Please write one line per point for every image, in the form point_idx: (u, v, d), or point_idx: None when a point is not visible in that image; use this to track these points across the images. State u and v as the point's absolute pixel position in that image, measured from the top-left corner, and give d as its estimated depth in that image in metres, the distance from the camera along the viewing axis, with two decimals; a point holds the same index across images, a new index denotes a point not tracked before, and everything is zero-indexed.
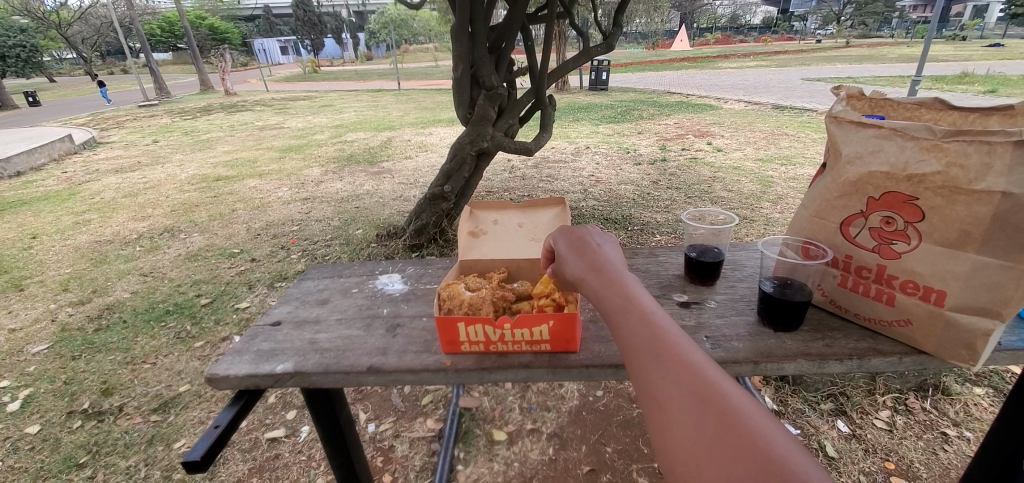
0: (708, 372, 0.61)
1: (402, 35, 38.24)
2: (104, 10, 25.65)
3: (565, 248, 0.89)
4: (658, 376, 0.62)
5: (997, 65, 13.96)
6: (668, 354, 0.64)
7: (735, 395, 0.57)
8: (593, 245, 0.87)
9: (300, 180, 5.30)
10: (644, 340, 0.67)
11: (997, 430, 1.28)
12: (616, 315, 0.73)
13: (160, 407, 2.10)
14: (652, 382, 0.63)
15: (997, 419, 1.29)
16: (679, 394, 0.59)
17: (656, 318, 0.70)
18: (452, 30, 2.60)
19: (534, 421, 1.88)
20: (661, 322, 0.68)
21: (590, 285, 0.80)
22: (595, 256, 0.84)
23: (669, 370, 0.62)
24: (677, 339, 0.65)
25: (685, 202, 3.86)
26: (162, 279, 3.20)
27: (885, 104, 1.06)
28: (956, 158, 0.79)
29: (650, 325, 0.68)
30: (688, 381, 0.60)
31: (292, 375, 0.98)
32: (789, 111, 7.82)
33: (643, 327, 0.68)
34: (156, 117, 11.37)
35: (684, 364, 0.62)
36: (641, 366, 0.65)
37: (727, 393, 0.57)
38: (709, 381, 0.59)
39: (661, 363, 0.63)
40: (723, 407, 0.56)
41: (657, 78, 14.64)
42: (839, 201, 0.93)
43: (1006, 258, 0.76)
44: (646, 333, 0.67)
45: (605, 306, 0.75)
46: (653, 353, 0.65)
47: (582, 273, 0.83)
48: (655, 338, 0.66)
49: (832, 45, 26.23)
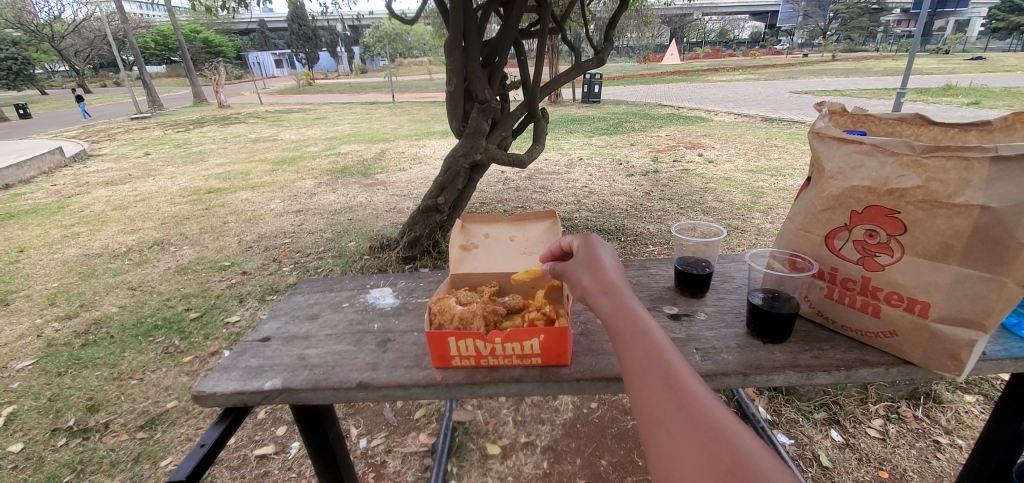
0: (705, 396, 0.61)
1: (397, 48, 38.58)
2: (97, 24, 25.73)
3: (577, 260, 0.90)
4: (657, 398, 0.63)
5: (981, 78, 14.29)
6: (669, 375, 0.65)
7: (731, 423, 0.57)
8: (604, 260, 0.87)
9: (293, 192, 5.29)
10: (647, 360, 0.68)
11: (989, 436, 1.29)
12: (621, 331, 0.74)
13: (147, 424, 2.05)
14: (651, 402, 0.64)
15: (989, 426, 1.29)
16: (678, 417, 0.60)
17: (660, 339, 0.70)
18: (445, 45, 2.64)
19: (528, 434, 1.86)
20: (664, 344, 0.69)
21: (597, 301, 0.81)
22: (604, 272, 0.84)
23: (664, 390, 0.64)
24: (678, 362, 0.66)
25: (677, 213, 3.89)
26: (150, 293, 3.15)
27: (866, 119, 1.09)
28: (936, 174, 0.81)
29: (652, 345, 0.69)
30: (686, 404, 0.61)
31: (280, 392, 0.97)
32: (777, 123, 7.94)
33: (649, 348, 0.69)
34: (148, 130, 11.31)
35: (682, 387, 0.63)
36: (641, 385, 0.66)
37: (721, 422, 0.57)
38: (708, 405, 0.59)
39: (661, 383, 0.64)
40: (717, 434, 0.56)
41: (648, 91, 14.87)
42: (823, 215, 0.95)
43: (986, 270, 0.78)
44: (648, 352, 0.68)
45: (610, 324, 0.76)
46: (653, 373, 0.66)
47: (590, 288, 0.84)
48: (657, 358, 0.67)
49: (820, 59, 26.83)
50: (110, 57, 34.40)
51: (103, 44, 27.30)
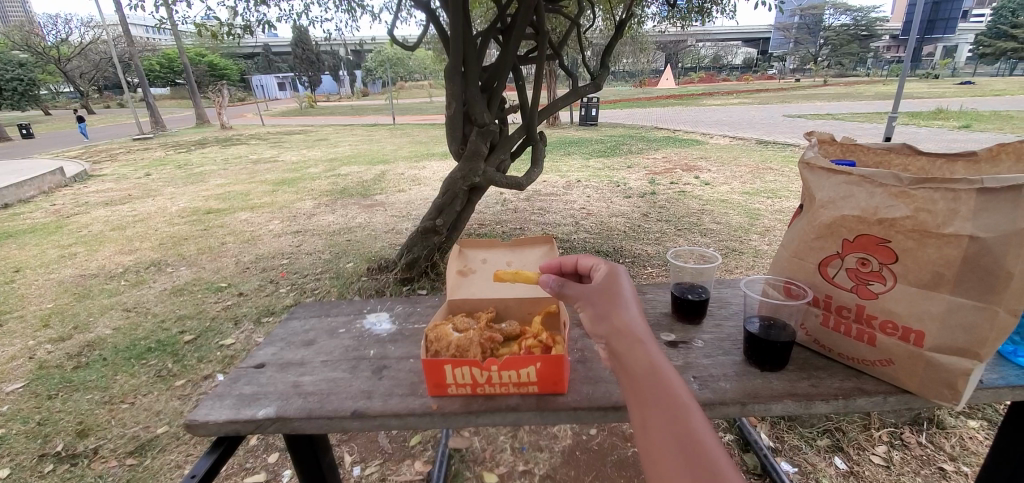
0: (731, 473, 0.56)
1: (398, 73, 39.35)
2: (104, 47, 26.27)
3: (595, 294, 0.82)
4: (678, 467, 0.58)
5: (971, 102, 14.61)
6: (693, 445, 0.60)
7: None
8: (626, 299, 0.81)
9: (292, 213, 5.31)
10: (668, 424, 0.62)
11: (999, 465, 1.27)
12: (638, 377, 0.70)
13: (137, 451, 2.01)
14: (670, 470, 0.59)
15: (996, 454, 1.28)
16: None
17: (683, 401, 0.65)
18: (445, 70, 2.71)
19: (526, 462, 1.82)
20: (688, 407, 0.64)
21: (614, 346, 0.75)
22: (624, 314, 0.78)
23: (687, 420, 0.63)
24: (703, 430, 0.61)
25: (674, 235, 3.91)
26: (145, 315, 3.13)
27: (855, 148, 1.12)
28: (924, 204, 0.82)
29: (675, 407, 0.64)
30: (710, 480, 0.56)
31: (273, 421, 0.96)
32: (772, 145, 8.06)
33: (667, 406, 0.64)
34: (150, 151, 11.41)
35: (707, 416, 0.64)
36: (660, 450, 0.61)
37: None
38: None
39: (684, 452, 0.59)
40: None
41: (645, 114, 15.13)
42: (816, 243, 0.96)
43: (979, 299, 0.78)
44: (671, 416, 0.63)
45: (630, 374, 0.71)
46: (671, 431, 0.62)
47: (607, 330, 0.77)
48: (677, 416, 0.63)
49: (812, 84, 27.42)
50: (115, 79, 34.96)
51: (109, 67, 27.83)
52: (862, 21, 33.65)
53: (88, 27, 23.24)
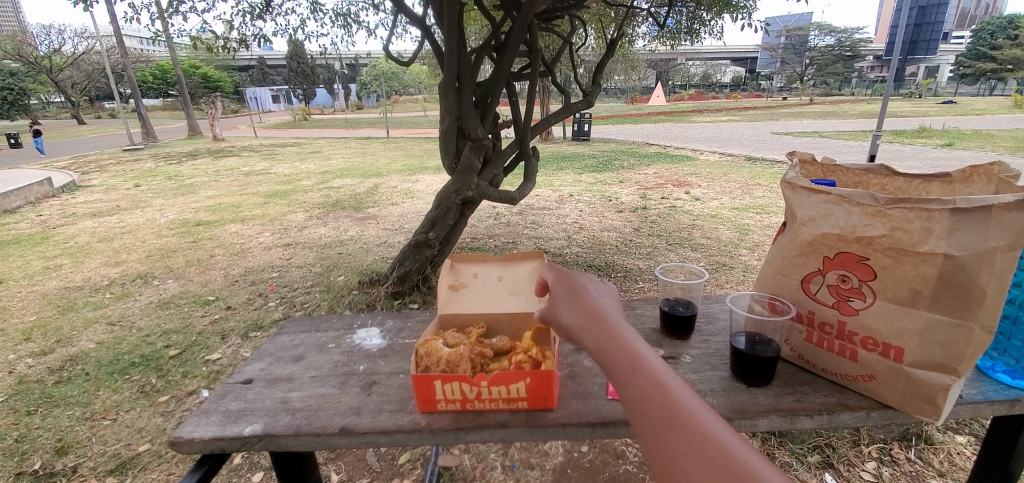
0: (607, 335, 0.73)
1: (393, 87, 39.70)
2: (96, 58, 26.33)
3: (558, 293, 0.83)
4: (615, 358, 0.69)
5: (954, 121, 15.01)
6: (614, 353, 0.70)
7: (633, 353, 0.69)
8: (587, 291, 0.81)
9: (283, 226, 5.27)
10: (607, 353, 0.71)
11: (991, 475, 1.27)
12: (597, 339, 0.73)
13: (117, 469, 1.95)
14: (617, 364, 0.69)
15: (985, 461, 1.29)
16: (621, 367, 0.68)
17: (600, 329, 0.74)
18: (440, 86, 2.74)
19: (517, 480, 1.81)
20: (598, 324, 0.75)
21: (582, 338, 0.75)
22: (586, 303, 0.78)
23: (695, 452, 0.55)
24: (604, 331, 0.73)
25: (666, 249, 3.95)
26: (129, 329, 3.07)
27: (835, 169, 1.17)
28: (899, 223, 0.85)
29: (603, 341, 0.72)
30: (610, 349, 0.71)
31: (260, 438, 0.95)
32: (760, 162, 8.21)
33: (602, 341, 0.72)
34: (139, 162, 11.29)
35: (709, 445, 0.55)
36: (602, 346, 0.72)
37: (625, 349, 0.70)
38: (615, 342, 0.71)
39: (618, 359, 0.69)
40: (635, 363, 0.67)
41: (638, 130, 15.36)
42: (798, 260, 0.99)
43: (954, 315, 0.81)
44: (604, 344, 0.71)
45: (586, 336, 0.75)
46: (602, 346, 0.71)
47: (576, 325, 0.77)
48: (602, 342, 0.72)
49: (799, 103, 28.12)
50: (107, 88, 34.82)
51: (101, 77, 27.98)
52: (847, 43, 34.65)
53: (79, 37, 23.47)
